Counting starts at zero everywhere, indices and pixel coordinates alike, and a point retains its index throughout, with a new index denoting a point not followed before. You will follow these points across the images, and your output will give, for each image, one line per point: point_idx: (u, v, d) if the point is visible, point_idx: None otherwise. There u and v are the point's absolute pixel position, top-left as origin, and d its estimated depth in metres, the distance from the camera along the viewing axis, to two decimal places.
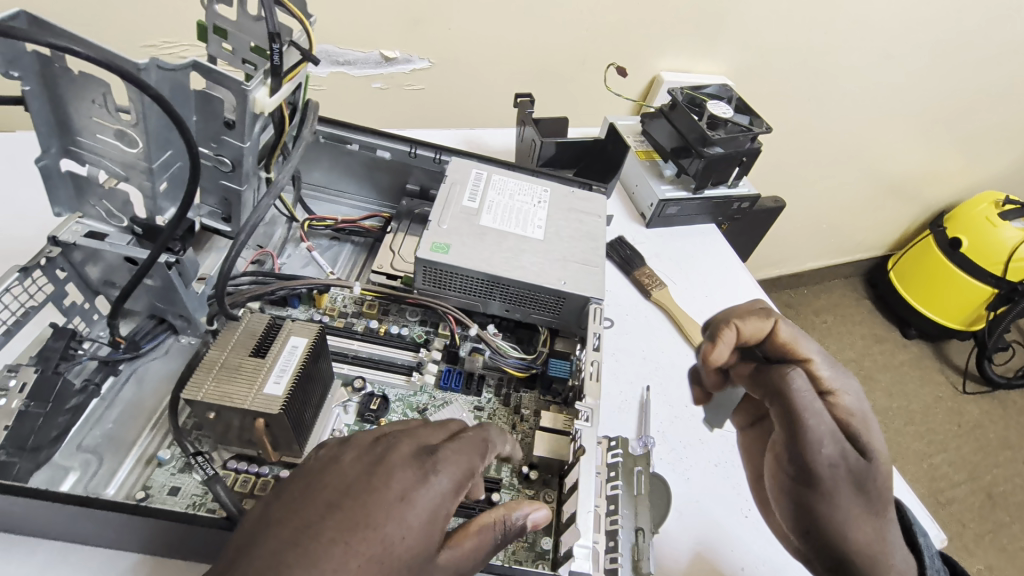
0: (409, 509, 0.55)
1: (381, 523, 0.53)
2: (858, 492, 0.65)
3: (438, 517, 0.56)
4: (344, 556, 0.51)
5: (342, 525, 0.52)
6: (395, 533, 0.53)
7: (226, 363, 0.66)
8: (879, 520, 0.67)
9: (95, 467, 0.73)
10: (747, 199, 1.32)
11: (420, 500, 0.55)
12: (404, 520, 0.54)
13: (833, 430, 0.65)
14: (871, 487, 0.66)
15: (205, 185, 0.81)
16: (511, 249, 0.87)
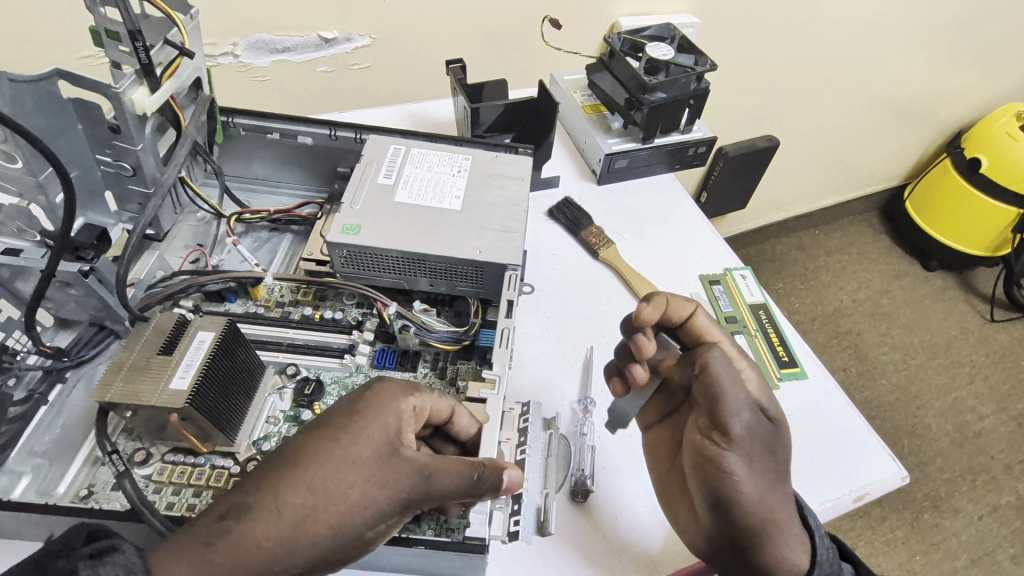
0: (370, 410, 0.63)
1: (345, 438, 0.61)
2: (760, 454, 0.71)
3: (399, 420, 0.64)
4: (315, 457, 0.61)
5: (320, 441, 0.62)
6: (355, 444, 0.61)
7: (135, 361, 0.69)
8: (781, 480, 0.71)
9: (45, 470, 0.76)
10: (704, 143, 1.26)
11: (380, 402, 0.64)
12: (364, 420, 0.63)
13: (746, 400, 0.71)
14: (772, 451, 0.72)
15: (116, 192, 0.83)
16: (426, 222, 0.86)
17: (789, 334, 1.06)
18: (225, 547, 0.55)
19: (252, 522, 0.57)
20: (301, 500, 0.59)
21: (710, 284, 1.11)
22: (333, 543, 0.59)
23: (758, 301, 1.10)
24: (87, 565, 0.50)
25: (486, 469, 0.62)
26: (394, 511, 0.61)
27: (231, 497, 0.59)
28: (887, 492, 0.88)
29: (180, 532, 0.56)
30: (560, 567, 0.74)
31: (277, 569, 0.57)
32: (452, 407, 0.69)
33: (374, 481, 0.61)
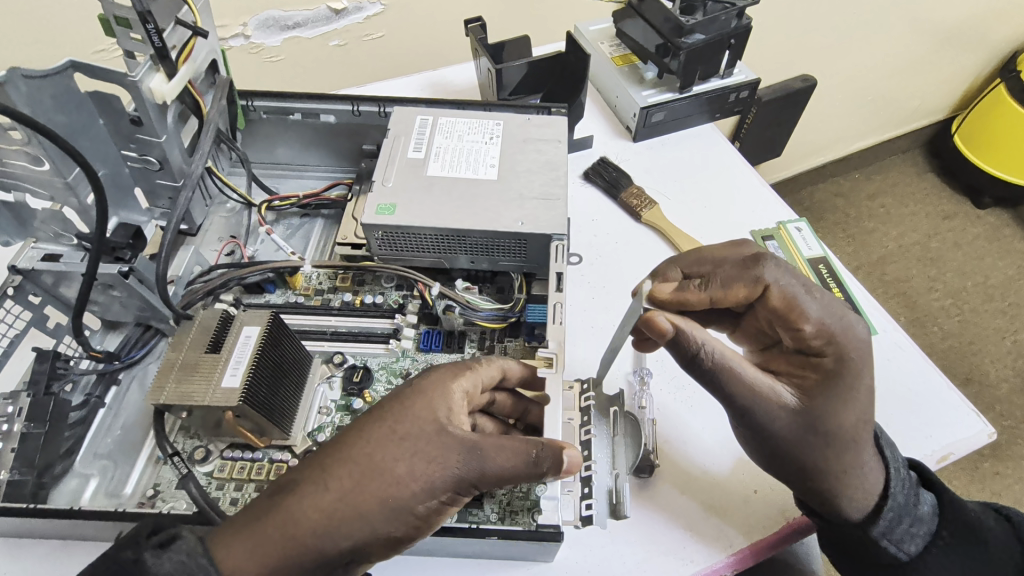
0: (417, 389, 0.61)
1: (396, 417, 0.59)
2: (815, 456, 0.66)
3: (446, 397, 0.61)
4: (365, 433, 0.58)
5: (370, 419, 0.60)
6: (407, 422, 0.59)
7: (184, 362, 0.68)
8: (843, 474, 0.66)
9: (111, 471, 0.77)
10: (745, 87, 1.17)
11: (428, 380, 0.62)
12: (415, 397, 0.60)
13: (758, 381, 0.66)
14: (831, 449, 0.66)
15: (146, 188, 0.80)
16: (463, 195, 0.81)
17: (852, 288, 0.99)
18: (272, 520, 0.54)
19: (299, 497, 0.55)
20: (348, 475, 0.56)
21: (763, 240, 1.04)
22: (381, 522, 0.56)
23: (817, 255, 1.03)
24: (153, 554, 0.50)
25: (546, 445, 0.58)
26: (445, 488, 0.57)
27: (282, 477, 0.58)
28: (973, 450, 0.83)
29: (238, 513, 0.55)
30: (634, 549, 0.72)
31: (326, 547, 0.54)
32: (500, 367, 0.68)
33: (423, 457, 0.57)
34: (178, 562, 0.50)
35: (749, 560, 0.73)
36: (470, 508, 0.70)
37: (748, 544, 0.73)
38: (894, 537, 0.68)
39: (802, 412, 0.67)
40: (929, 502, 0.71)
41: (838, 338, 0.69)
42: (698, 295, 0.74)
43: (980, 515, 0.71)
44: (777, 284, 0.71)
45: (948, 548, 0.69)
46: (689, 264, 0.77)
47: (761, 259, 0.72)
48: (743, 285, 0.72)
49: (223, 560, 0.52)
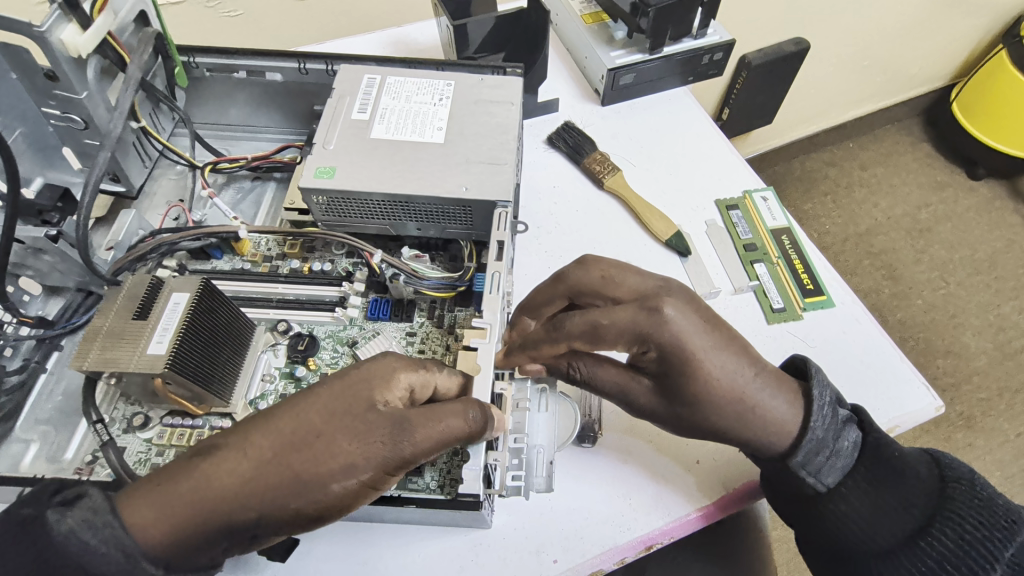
0: (362, 373, 0.60)
1: (321, 395, 0.58)
2: (703, 425, 0.70)
3: (389, 383, 0.60)
4: (289, 408, 0.57)
5: (294, 396, 0.58)
6: (333, 398, 0.58)
7: (111, 329, 0.66)
8: (753, 426, 0.67)
9: (51, 438, 0.76)
10: (720, 49, 1.12)
11: (377, 366, 0.60)
12: (348, 376, 0.59)
13: (630, 378, 0.73)
14: (723, 408, 0.68)
15: (74, 148, 0.77)
16: (406, 158, 0.78)
17: (814, 260, 0.97)
18: (187, 483, 0.53)
19: (216, 461, 0.54)
20: (269, 445, 0.55)
21: (726, 210, 1.01)
22: (293, 496, 0.54)
23: (780, 225, 1.00)
24: (56, 511, 0.51)
25: (476, 407, 0.60)
26: (367, 467, 0.56)
27: (206, 439, 0.57)
28: (918, 423, 0.83)
29: (149, 475, 0.55)
30: (571, 514, 0.73)
31: (237, 514, 0.54)
32: (462, 384, 0.65)
33: (346, 433, 0.56)
34: (81, 520, 0.51)
35: (682, 530, 0.74)
36: (410, 476, 0.70)
37: (678, 517, 0.73)
38: (811, 469, 0.68)
39: (664, 394, 0.71)
40: (852, 438, 0.69)
41: (652, 325, 0.66)
42: (521, 356, 0.72)
43: (908, 454, 0.70)
44: (573, 334, 0.68)
45: (865, 482, 0.68)
46: (533, 311, 0.78)
47: (557, 322, 0.69)
48: (548, 345, 0.69)
49: (128, 517, 0.52)
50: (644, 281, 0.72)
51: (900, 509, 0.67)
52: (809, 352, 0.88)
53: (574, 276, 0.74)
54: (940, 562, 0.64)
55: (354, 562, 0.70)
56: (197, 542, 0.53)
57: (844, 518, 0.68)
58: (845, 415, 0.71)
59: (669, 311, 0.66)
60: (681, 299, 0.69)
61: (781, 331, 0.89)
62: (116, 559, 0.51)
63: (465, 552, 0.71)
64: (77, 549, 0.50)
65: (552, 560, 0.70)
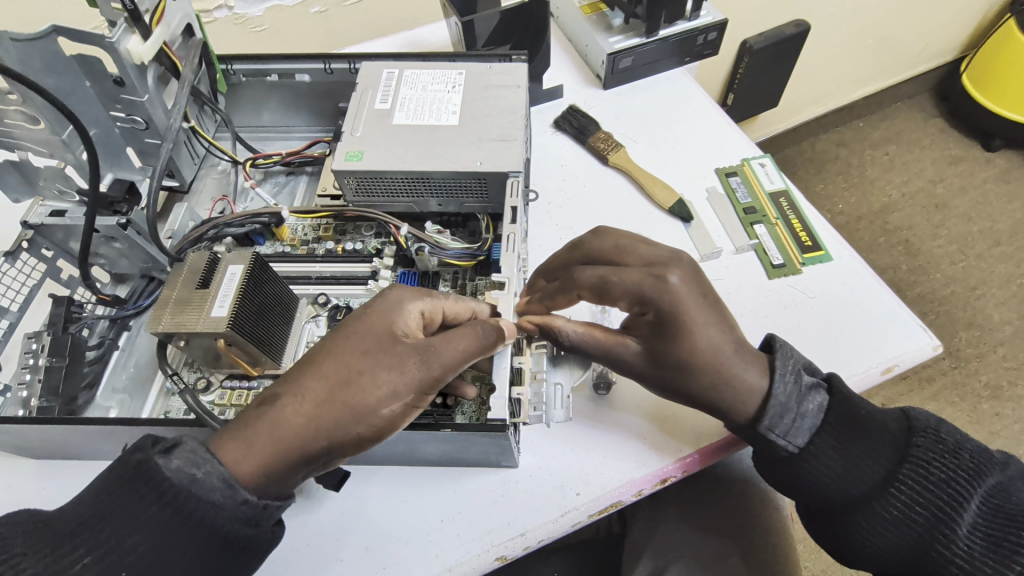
0: (381, 308, 0.68)
1: (355, 338, 0.66)
2: (682, 387, 0.75)
3: (405, 316, 0.68)
4: (332, 350, 0.65)
5: (333, 341, 0.66)
6: (366, 339, 0.66)
7: (178, 297, 0.76)
8: (723, 393, 0.73)
9: (128, 404, 0.86)
10: (713, 28, 1.20)
11: (390, 300, 0.69)
12: (372, 316, 0.67)
13: (623, 343, 0.76)
14: (701, 371, 0.73)
15: (137, 149, 0.88)
16: (425, 140, 0.87)
17: (811, 218, 1.02)
18: (262, 425, 0.61)
19: (283, 403, 0.62)
20: (324, 386, 0.64)
21: (726, 177, 1.07)
22: (352, 423, 0.62)
23: (778, 189, 1.05)
24: (162, 456, 0.57)
25: (491, 328, 0.66)
26: (407, 391, 0.64)
27: (266, 390, 0.65)
28: (917, 362, 0.86)
29: (228, 424, 0.62)
30: (590, 451, 0.80)
31: (309, 444, 0.62)
32: (473, 309, 0.73)
33: (384, 364, 0.64)
34: (186, 459, 0.57)
35: (696, 465, 0.79)
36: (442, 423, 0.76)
37: (691, 450, 0.79)
38: (781, 431, 0.72)
39: (652, 355, 0.75)
40: (817, 402, 0.73)
41: (652, 289, 0.72)
42: (537, 305, 0.79)
43: (872, 410, 0.73)
44: (584, 284, 0.74)
45: (833, 439, 0.72)
46: (549, 275, 0.84)
47: (570, 274, 0.75)
48: (561, 293, 0.76)
49: (222, 455, 0.59)
50: (657, 252, 0.76)
51: (870, 460, 0.70)
52: (810, 303, 0.92)
53: (588, 244, 0.79)
54: (907, 505, 0.68)
55: (398, 500, 0.77)
56: (281, 472, 0.61)
57: (819, 473, 0.71)
58: (811, 380, 0.74)
59: (671, 277, 0.72)
60: (685, 272, 0.73)
61: (782, 284, 0.94)
62: (219, 486, 0.57)
63: (495, 488, 0.78)
64: (187, 481, 0.56)
65: (575, 492, 0.77)
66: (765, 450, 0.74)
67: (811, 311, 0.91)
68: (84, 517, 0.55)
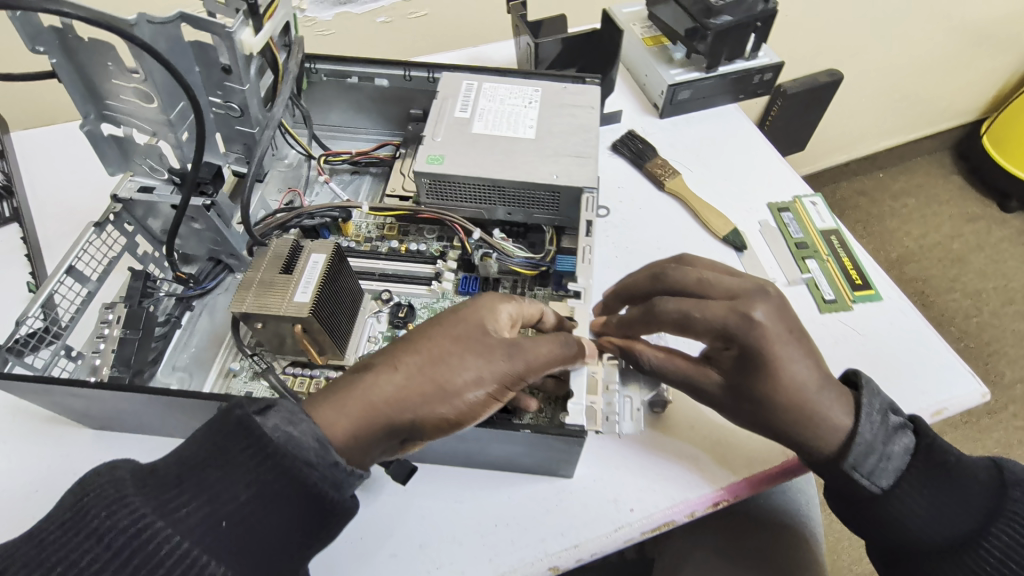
0: (476, 300, 0.71)
1: (452, 322, 0.68)
2: (762, 422, 0.77)
3: (499, 311, 0.70)
4: (431, 331, 0.67)
5: (431, 323, 0.69)
6: (463, 324, 0.68)
7: (262, 279, 0.78)
8: (806, 429, 0.74)
9: (189, 382, 0.87)
10: (769, 69, 1.24)
11: (485, 296, 0.71)
12: (470, 306, 0.69)
13: (704, 372, 0.79)
14: (787, 410, 0.74)
15: (226, 134, 0.91)
16: (503, 150, 0.91)
17: (862, 257, 1.04)
18: (354, 390, 0.62)
19: (377, 374, 0.64)
20: (416, 361, 0.65)
21: (778, 212, 1.10)
22: (437, 402, 0.63)
23: (830, 227, 1.09)
24: (259, 414, 0.57)
25: (575, 341, 0.69)
26: (492, 380, 0.65)
27: (362, 362, 0.67)
28: (965, 408, 0.88)
29: (322, 387, 0.64)
30: (642, 469, 0.81)
31: (394, 416, 0.62)
32: (542, 309, 0.75)
33: (474, 351, 0.66)
34: (281, 420, 0.58)
35: (744, 491, 0.80)
36: None
37: (739, 477, 0.80)
38: (865, 472, 0.73)
39: (734, 387, 0.77)
40: (903, 444, 0.74)
41: (739, 326, 0.73)
42: (615, 330, 0.81)
43: (964, 459, 0.74)
44: (666, 320, 0.75)
45: (920, 483, 0.73)
46: (624, 298, 0.85)
47: (650, 309, 0.76)
48: (641, 324, 0.78)
49: (314, 412, 0.61)
50: (738, 283, 0.76)
51: (958, 508, 0.72)
52: (860, 339, 0.94)
53: (671, 276, 0.79)
54: (1001, 558, 0.68)
55: (454, 503, 0.78)
56: (363, 440, 0.62)
57: (906, 517, 0.73)
58: (897, 422, 0.76)
59: (755, 314, 0.73)
60: (770, 307, 0.74)
61: (833, 320, 0.96)
62: (312, 445, 0.57)
63: (550, 497, 0.78)
64: (284, 439, 0.57)
65: (629, 507, 0.77)
66: (848, 491, 0.75)
67: (862, 347, 0.93)
68: (182, 470, 0.55)
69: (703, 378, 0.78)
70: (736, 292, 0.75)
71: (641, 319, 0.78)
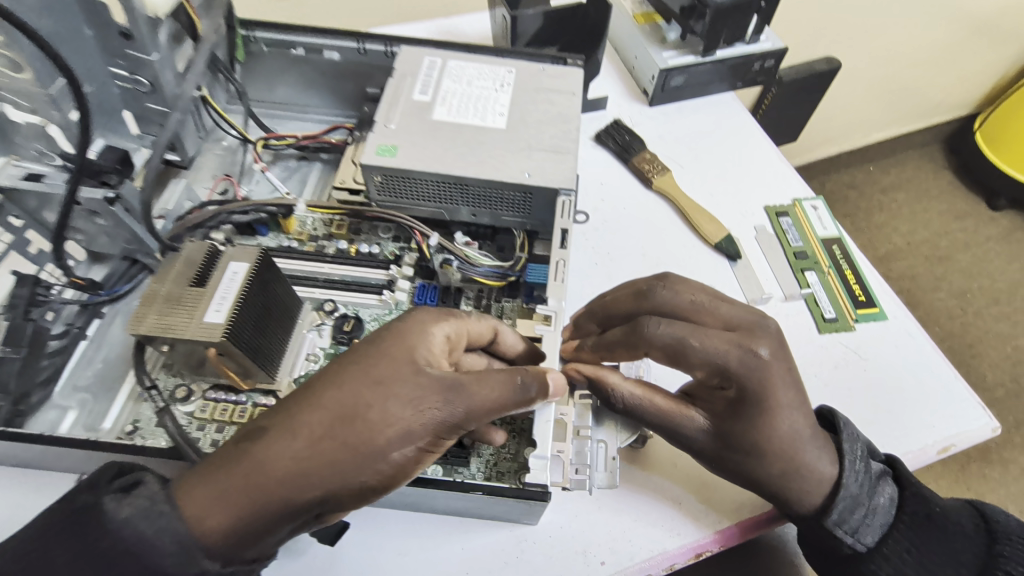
0: (396, 335, 0.58)
1: (366, 366, 0.55)
2: (745, 475, 0.67)
3: (429, 341, 0.58)
4: (338, 378, 0.55)
5: (338, 368, 0.56)
6: (380, 368, 0.55)
7: (169, 294, 0.65)
8: (795, 484, 0.65)
9: (91, 406, 0.74)
10: (771, 55, 1.12)
11: (410, 322, 0.59)
12: (390, 341, 0.57)
13: (687, 413, 0.68)
14: (777, 460, 0.65)
15: (135, 113, 0.77)
16: (468, 141, 0.78)
17: (865, 271, 0.95)
18: (240, 467, 0.51)
19: (270, 442, 0.52)
20: (319, 420, 0.53)
21: (776, 216, 1.00)
22: (353, 468, 0.52)
23: (832, 235, 0.99)
24: (114, 498, 0.50)
25: (528, 373, 0.57)
26: (424, 433, 0.54)
27: (252, 422, 0.55)
28: (974, 444, 0.79)
29: (201, 463, 0.53)
30: (618, 514, 0.70)
31: (296, 494, 0.51)
32: (495, 327, 0.64)
33: (399, 401, 0.54)
34: (139, 506, 0.50)
35: (734, 539, 0.71)
36: (456, 466, 0.67)
37: (731, 523, 0.70)
38: (849, 528, 0.64)
39: (722, 433, 0.67)
40: (887, 494, 0.66)
41: (739, 364, 0.64)
42: (590, 354, 0.71)
43: (948, 508, 0.67)
44: (657, 345, 0.64)
45: (908, 540, 0.65)
46: (601, 318, 0.74)
47: (637, 327, 0.65)
48: (625, 349, 0.67)
49: (183, 506, 0.50)
50: (738, 313, 0.68)
51: (949, 567, 0.64)
52: (863, 365, 0.85)
53: (660, 295, 0.70)
54: None
55: (398, 554, 0.67)
56: (260, 526, 0.51)
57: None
58: (878, 468, 0.68)
59: (761, 351, 0.64)
60: (773, 342, 0.66)
61: (833, 341, 0.87)
62: (172, 549, 0.49)
63: (510, 548, 0.68)
64: (135, 539, 0.49)
65: (599, 561, 0.67)
66: (829, 551, 0.66)
67: (865, 373, 0.84)
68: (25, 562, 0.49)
69: (687, 421, 0.68)
70: (737, 322, 0.67)
71: (621, 347, 0.67)
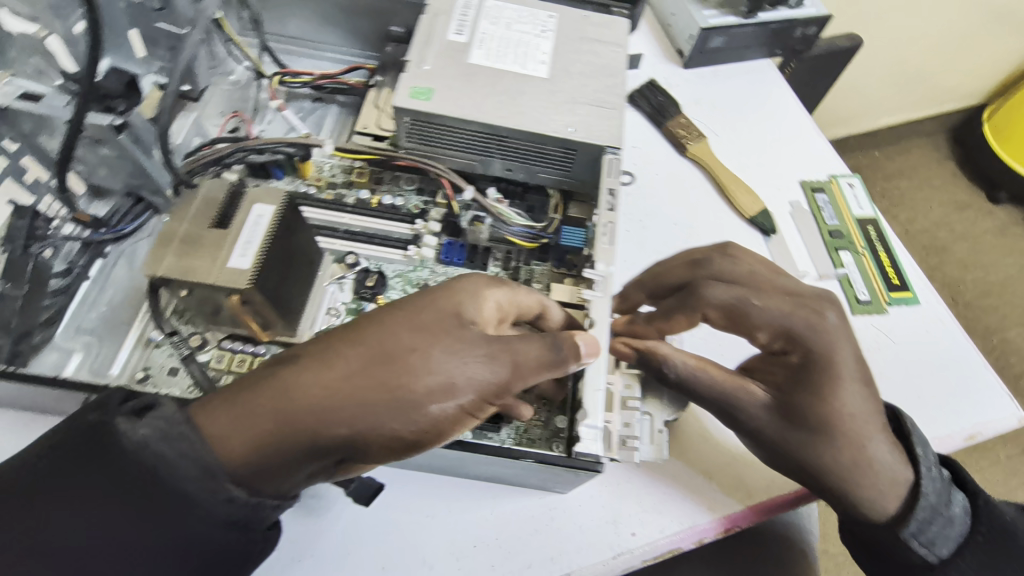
0: (452, 288, 0.56)
1: (417, 314, 0.53)
2: (803, 460, 0.64)
3: (479, 303, 0.55)
4: (382, 321, 0.53)
5: (384, 311, 0.54)
6: (427, 315, 0.53)
7: (187, 235, 0.61)
8: (857, 475, 0.63)
9: (96, 349, 0.69)
10: (815, 22, 1.07)
11: (467, 280, 0.56)
12: (440, 291, 0.55)
13: (746, 390, 0.66)
14: (836, 441, 0.63)
15: (144, 35, 0.71)
16: (508, 89, 0.73)
17: (899, 254, 0.93)
18: (269, 391, 0.49)
19: (303, 372, 0.50)
20: (360, 358, 0.51)
21: (812, 191, 0.97)
22: (389, 415, 0.50)
23: (867, 215, 0.96)
24: (128, 421, 0.47)
25: (567, 338, 0.54)
26: (467, 390, 0.51)
27: (286, 351, 0.53)
28: (999, 432, 0.80)
29: (228, 386, 0.51)
30: (643, 486, 0.69)
31: (324, 429, 0.49)
32: (542, 302, 0.61)
33: (444, 349, 0.52)
34: (155, 432, 0.47)
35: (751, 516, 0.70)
36: (486, 431, 0.64)
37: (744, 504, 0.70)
38: (925, 540, 0.63)
39: (780, 410, 0.66)
40: (960, 503, 0.66)
41: (805, 329, 0.64)
42: (647, 328, 0.70)
43: (1015, 518, 0.67)
44: (716, 305, 0.66)
45: (982, 554, 0.64)
46: (660, 290, 0.73)
47: (698, 290, 0.67)
48: (683, 314, 0.68)
49: (203, 426, 0.48)
50: (802, 286, 0.68)
51: None
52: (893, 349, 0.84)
53: (720, 265, 0.70)
54: None
55: (425, 516, 0.66)
56: (282, 460, 0.49)
57: None
58: (947, 477, 0.67)
59: (829, 318, 0.65)
60: (839, 311, 0.66)
61: (864, 323, 0.86)
62: (195, 475, 0.47)
63: (539, 516, 0.67)
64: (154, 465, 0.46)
65: (629, 532, 0.67)
66: (892, 556, 0.66)
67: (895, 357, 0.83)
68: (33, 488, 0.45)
69: (746, 397, 0.66)
70: (806, 295, 0.67)
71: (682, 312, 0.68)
